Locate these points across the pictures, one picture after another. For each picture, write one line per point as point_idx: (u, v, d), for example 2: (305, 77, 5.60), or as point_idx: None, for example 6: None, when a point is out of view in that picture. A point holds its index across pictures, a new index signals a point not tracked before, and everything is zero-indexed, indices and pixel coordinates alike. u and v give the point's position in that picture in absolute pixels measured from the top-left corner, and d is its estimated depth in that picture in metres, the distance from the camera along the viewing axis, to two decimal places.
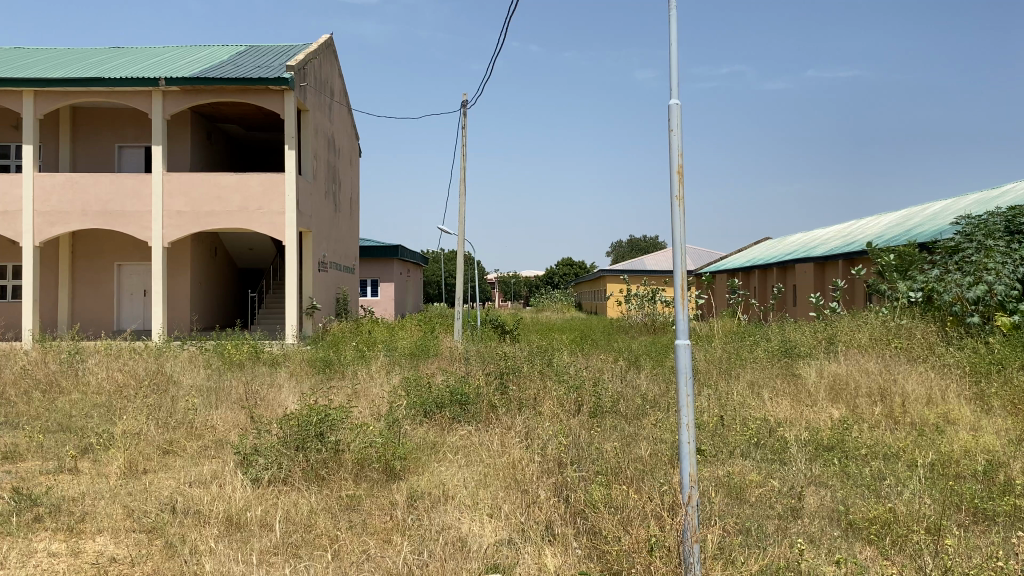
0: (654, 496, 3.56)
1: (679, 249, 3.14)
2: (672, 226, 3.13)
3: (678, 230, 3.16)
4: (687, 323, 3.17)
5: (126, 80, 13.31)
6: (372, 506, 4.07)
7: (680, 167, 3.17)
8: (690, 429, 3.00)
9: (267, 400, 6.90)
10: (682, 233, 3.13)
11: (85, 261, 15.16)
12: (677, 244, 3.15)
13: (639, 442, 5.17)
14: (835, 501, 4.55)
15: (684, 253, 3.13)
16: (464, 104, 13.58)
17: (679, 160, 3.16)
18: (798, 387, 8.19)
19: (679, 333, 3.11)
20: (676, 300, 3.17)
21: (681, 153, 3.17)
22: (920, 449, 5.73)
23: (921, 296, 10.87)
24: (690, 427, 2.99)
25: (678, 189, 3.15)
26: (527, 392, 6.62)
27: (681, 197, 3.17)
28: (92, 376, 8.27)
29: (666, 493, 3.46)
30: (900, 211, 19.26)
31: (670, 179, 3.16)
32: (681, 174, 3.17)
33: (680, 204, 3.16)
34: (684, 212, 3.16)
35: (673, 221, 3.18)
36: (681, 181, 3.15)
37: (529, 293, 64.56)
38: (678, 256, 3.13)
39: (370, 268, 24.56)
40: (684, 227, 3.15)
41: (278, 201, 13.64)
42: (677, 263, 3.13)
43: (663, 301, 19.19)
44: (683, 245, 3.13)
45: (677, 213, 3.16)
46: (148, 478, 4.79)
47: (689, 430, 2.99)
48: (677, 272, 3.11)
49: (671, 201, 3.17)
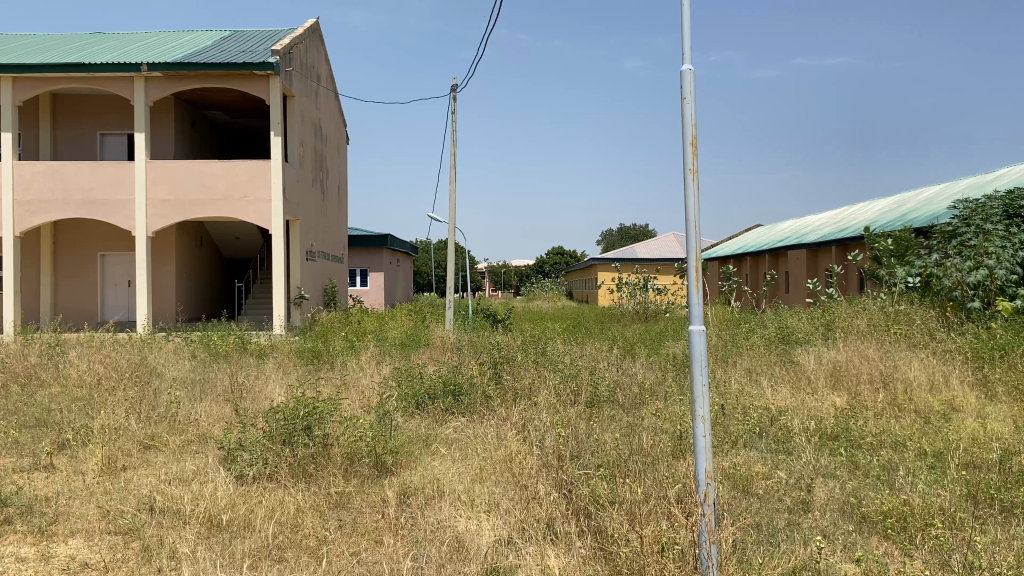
0: (661, 492, 3.37)
1: (692, 228, 2.94)
2: (686, 203, 2.93)
3: (692, 206, 2.96)
4: (701, 309, 2.97)
5: (107, 66, 12.99)
6: (364, 504, 3.86)
7: (694, 138, 2.96)
8: (706, 422, 2.86)
9: (253, 392, 6.67)
10: (696, 211, 2.94)
11: (68, 250, 14.85)
12: (691, 221, 2.95)
13: (641, 432, 4.97)
14: (845, 493, 4.38)
15: (698, 232, 2.94)
16: (453, 88, 13.31)
17: (693, 131, 2.96)
18: (797, 375, 8.02)
19: (693, 320, 2.93)
20: (689, 282, 2.97)
21: (696, 123, 2.97)
22: (927, 438, 5.58)
23: (920, 281, 10.75)
24: (705, 420, 2.85)
25: (693, 162, 2.95)
26: (522, 383, 6.42)
27: (695, 170, 2.96)
28: (73, 369, 8.01)
29: (676, 492, 3.27)
30: (892, 197, 19.18)
31: (684, 151, 2.95)
32: (694, 145, 2.96)
33: (694, 177, 2.96)
34: (698, 184, 2.96)
35: (688, 196, 2.97)
36: (696, 153, 2.95)
37: (519, 282, 64.27)
38: (692, 234, 2.94)
39: (360, 258, 24.24)
40: (698, 203, 2.95)
41: (265, 189, 13.36)
42: (691, 242, 2.94)
43: (655, 289, 19.13)
44: (698, 222, 2.94)
45: (691, 188, 2.95)
46: (128, 475, 4.56)
47: (704, 424, 2.85)
48: (691, 251, 2.92)
49: (685, 174, 2.96)
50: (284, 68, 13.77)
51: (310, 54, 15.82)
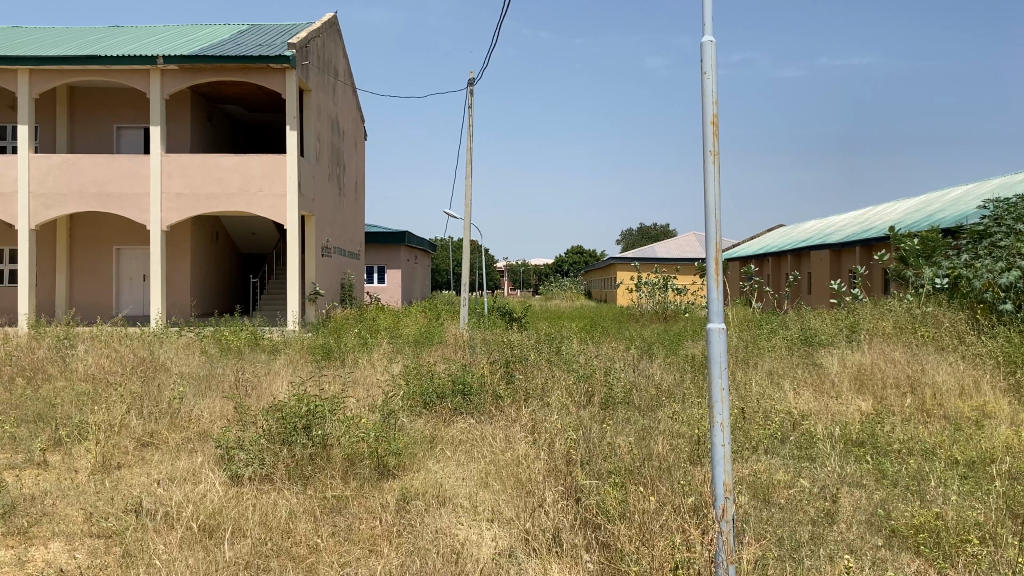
0: (675, 508, 3.16)
1: (712, 213, 2.74)
2: (706, 186, 2.72)
3: (712, 190, 2.74)
4: (721, 305, 2.76)
5: (123, 59, 12.91)
6: (360, 509, 3.66)
7: (715, 116, 2.74)
8: (725, 429, 2.67)
9: (258, 388, 6.52)
10: (716, 199, 2.73)
11: (84, 245, 14.82)
12: (710, 208, 2.74)
13: (656, 437, 4.76)
14: (872, 503, 4.14)
15: (718, 218, 2.74)
16: (470, 82, 13.10)
17: (714, 107, 2.74)
18: (819, 377, 7.76)
19: (712, 317, 2.71)
20: (709, 276, 2.76)
21: (715, 100, 2.75)
22: (957, 446, 5.31)
23: (947, 282, 10.38)
24: (726, 427, 2.65)
25: (713, 143, 2.72)
26: (534, 382, 6.21)
27: (716, 152, 2.74)
28: (79, 362, 7.89)
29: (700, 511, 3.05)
30: (919, 197, 18.77)
31: (703, 130, 2.72)
32: (715, 123, 2.74)
33: (714, 159, 2.73)
34: (718, 167, 2.73)
35: (707, 176, 2.76)
36: (715, 132, 2.72)
37: (538, 281, 64.08)
38: (710, 221, 2.73)
39: (377, 255, 24.10)
40: (719, 188, 2.75)
41: (279, 184, 13.23)
42: (709, 227, 2.75)
43: (675, 289, 18.79)
44: (717, 208, 2.74)
45: (711, 171, 2.73)
46: (120, 473, 4.40)
47: (723, 431, 2.65)
48: (710, 241, 2.73)
49: (704, 156, 2.75)
50: (300, 62, 13.62)
51: (328, 48, 15.67)
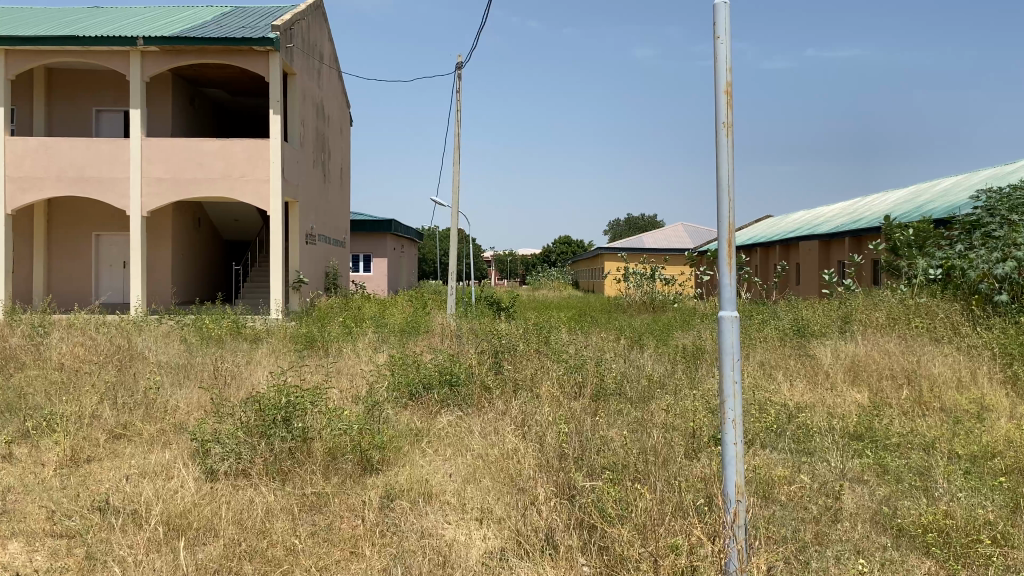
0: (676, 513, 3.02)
1: (724, 189, 2.66)
2: (719, 161, 2.66)
3: (725, 165, 2.69)
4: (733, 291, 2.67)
5: (102, 39, 12.57)
6: (341, 507, 3.47)
7: (729, 85, 2.70)
8: (737, 427, 2.56)
9: (237, 378, 6.30)
10: (729, 174, 2.66)
11: (62, 230, 14.48)
12: (723, 184, 2.68)
13: (651, 430, 4.59)
14: (876, 500, 3.99)
15: (730, 195, 2.66)
16: (458, 66, 12.83)
17: (728, 75, 2.69)
18: (813, 368, 7.61)
19: (723, 304, 2.63)
20: (721, 259, 2.68)
21: (729, 68, 2.71)
22: (959, 440, 5.16)
23: (941, 273, 10.26)
24: (738, 424, 2.55)
25: (727, 113, 2.68)
26: (523, 373, 6.02)
27: (729, 124, 2.69)
28: (52, 350, 7.61)
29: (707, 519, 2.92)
30: (908, 188, 18.68)
31: (716, 99, 2.68)
32: (728, 94, 2.70)
33: (727, 130, 2.70)
34: (732, 139, 2.69)
35: (720, 151, 2.71)
36: (729, 102, 2.68)
37: (525, 270, 63.91)
38: (722, 199, 2.66)
39: (363, 243, 23.83)
40: (732, 163, 2.68)
41: (263, 170, 12.97)
42: (722, 204, 2.68)
43: (663, 279, 18.63)
44: (730, 183, 2.66)
45: (724, 143, 2.67)
46: (89, 468, 4.19)
47: (736, 429, 2.55)
48: (723, 220, 2.66)
49: (718, 128, 2.69)
50: (285, 44, 13.33)
51: (313, 31, 15.39)
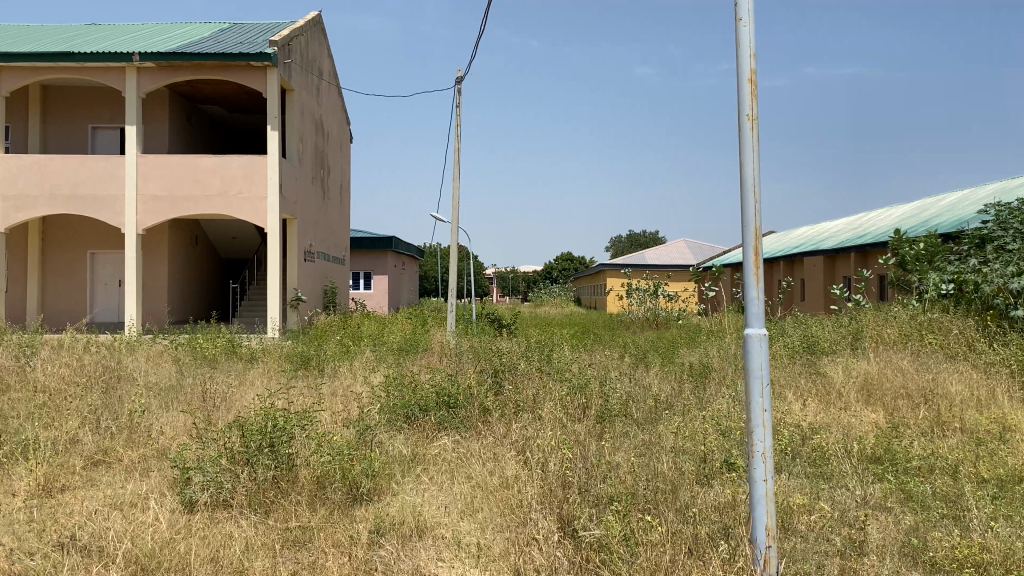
0: (695, 556, 2.82)
1: (750, 188, 2.56)
2: (744, 156, 2.55)
3: (751, 161, 2.58)
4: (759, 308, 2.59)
5: (97, 56, 12.41)
6: (326, 543, 3.21)
7: (753, 74, 2.61)
8: (767, 462, 2.53)
9: (227, 400, 6.05)
10: (755, 172, 2.56)
11: (56, 248, 14.27)
12: (749, 184, 2.58)
13: (659, 454, 4.34)
14: (904, 531, 3.72)
15: (756, 196, 2.56)
16: (458, 79, 12.65)
17: (751, 62, 2.60)
18: (824, 387, 7.34)
19: (750, 321, 2.57)
20: (748, 273, 2.59)
21: (753, 54, 2.62)
22: (984, 462, 4.89)
23: (953, 287, 10.01)
24: (767, 457, 2.53)
25: (751, 107, 2.59)
26: (525, 393, 5.78)
27: (753, 117, 2.60)
28: (38, 371, 7.36)
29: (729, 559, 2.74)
30: (913, 203, 18.44)
31: (741, 89, 2.59)
32: (752, 82, 2.61)
33: (752, 124, 2.60)
34: (756, 134, 2.59)
35: (745, 146, 2.61)
36: (753, 91, 2.58)
37: (527, 288, 63.73)
38: (748, 200, 2.56)
39: (363, 260, 23.62)
40: (757, 160, 2.58)
41: (261, 186, 12.77)
42: (747, 204, 2.58)
43: (666, 296, 18.37)
44: (756, 182, 2.57)
45: (749, 137, 2.58)
46: (61, 498, 3.93)
47: (766, 462, 2.53)
48: (749, 225, 2.56)
49: (741, 121, 2.60)
50: (283, 60, 13.17)
51: (312, 47, 15.25)
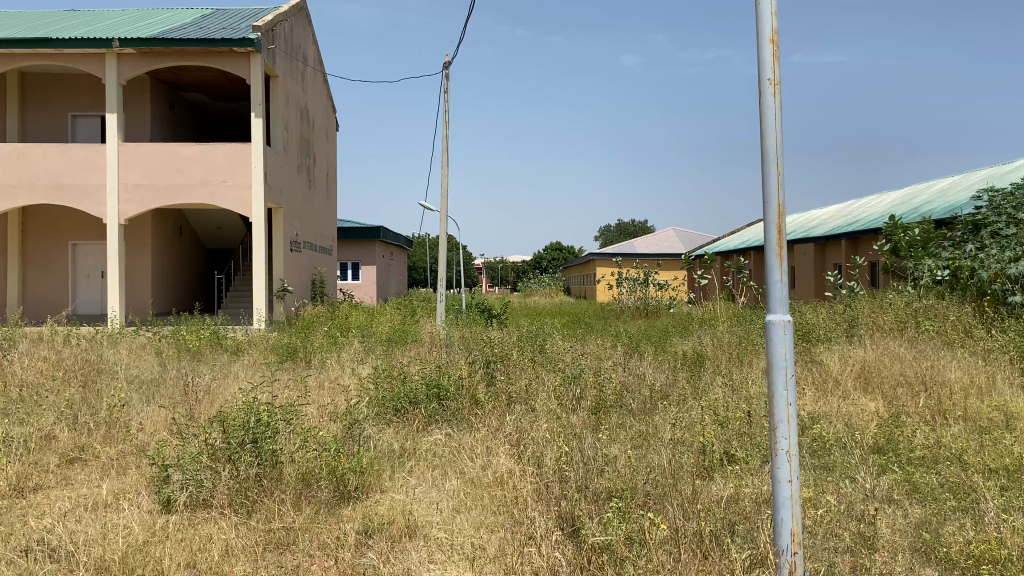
0: (705, 556, 2.67)
1: (772, 157, 2.45)
2: (766, 122, 2.44)
3: (772, 130, 2.47)
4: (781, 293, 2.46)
5: (76, 42, 12.11)
6: (312, 545, 3.04)
7: (774, 35, 2.50)
8: (791, 460, 2.40)
9: (210, 394, 5.86)
10: (777, 140, 2.45)
11: (36, 239, 13.99)
12: (770, 154, 2.46)
13: (658, 447, 4.19)
14: (914, 525, 3.58)
15: (779, 168, 2.45)
16: (446, 65, 12.41)
17: (772, 23, 2.50)
18: (821, 375, 7.21)
19: (772, 307, 2.44)
20: (769, 255, 2.47)
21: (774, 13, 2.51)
22: (991, 450, 4.76)
23: (948, 274, 9.91)
24: (791, 455, 2.40)
25: (773, 71, 2.47)
26: (517, 384, 5.63)
27: (774, 81, 2.48)
28: (13, 364, 7.14)
29: (742, 561, 2.59)
30: (904, 189, 18.35)
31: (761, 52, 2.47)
32: (773, 44, 2.50)
33: (773, 89, 2.48)
34: (777, 100, 2.47)
35: (765, 112, 2.49)
36: (776, 52, 2.47)
37: (517, 277, 63.57)
38: (770, 172, 2.45)
39: (351, 251, 23.37)
40: (779, 129, 2.46)
41: (246, 174, 12.54)
42: (768, 176, 2.47)
43: (657, 285, 18.25)
44: (778, 153, 2.45)
45: (770, 102, 2.46)
46: (33, 498, 3.75)
47: (790, 461, 2.40)
48: (771, 199, 2.44)
49: (762, 86, 2.49)
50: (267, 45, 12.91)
51: (297, 32, 14.99)
